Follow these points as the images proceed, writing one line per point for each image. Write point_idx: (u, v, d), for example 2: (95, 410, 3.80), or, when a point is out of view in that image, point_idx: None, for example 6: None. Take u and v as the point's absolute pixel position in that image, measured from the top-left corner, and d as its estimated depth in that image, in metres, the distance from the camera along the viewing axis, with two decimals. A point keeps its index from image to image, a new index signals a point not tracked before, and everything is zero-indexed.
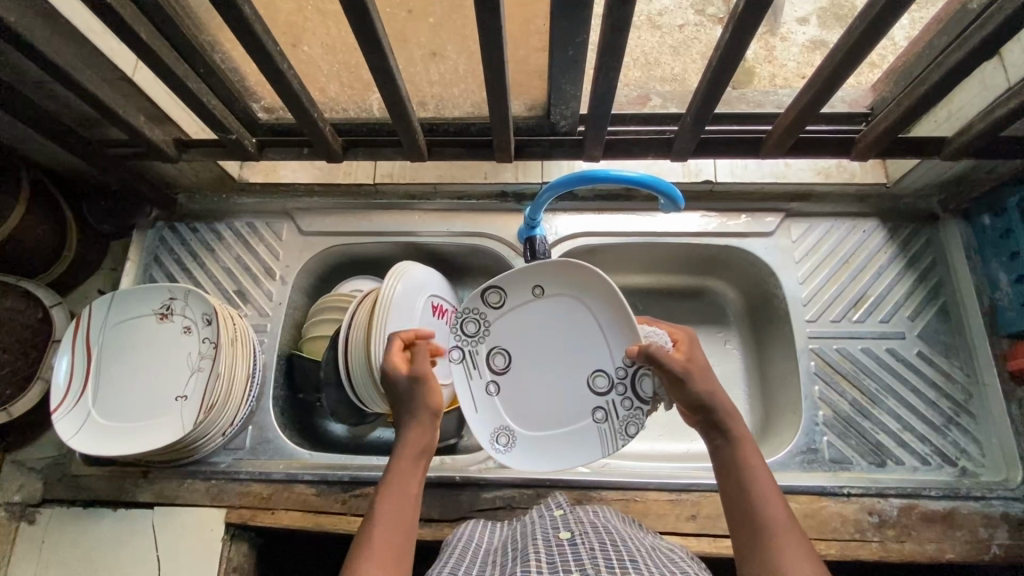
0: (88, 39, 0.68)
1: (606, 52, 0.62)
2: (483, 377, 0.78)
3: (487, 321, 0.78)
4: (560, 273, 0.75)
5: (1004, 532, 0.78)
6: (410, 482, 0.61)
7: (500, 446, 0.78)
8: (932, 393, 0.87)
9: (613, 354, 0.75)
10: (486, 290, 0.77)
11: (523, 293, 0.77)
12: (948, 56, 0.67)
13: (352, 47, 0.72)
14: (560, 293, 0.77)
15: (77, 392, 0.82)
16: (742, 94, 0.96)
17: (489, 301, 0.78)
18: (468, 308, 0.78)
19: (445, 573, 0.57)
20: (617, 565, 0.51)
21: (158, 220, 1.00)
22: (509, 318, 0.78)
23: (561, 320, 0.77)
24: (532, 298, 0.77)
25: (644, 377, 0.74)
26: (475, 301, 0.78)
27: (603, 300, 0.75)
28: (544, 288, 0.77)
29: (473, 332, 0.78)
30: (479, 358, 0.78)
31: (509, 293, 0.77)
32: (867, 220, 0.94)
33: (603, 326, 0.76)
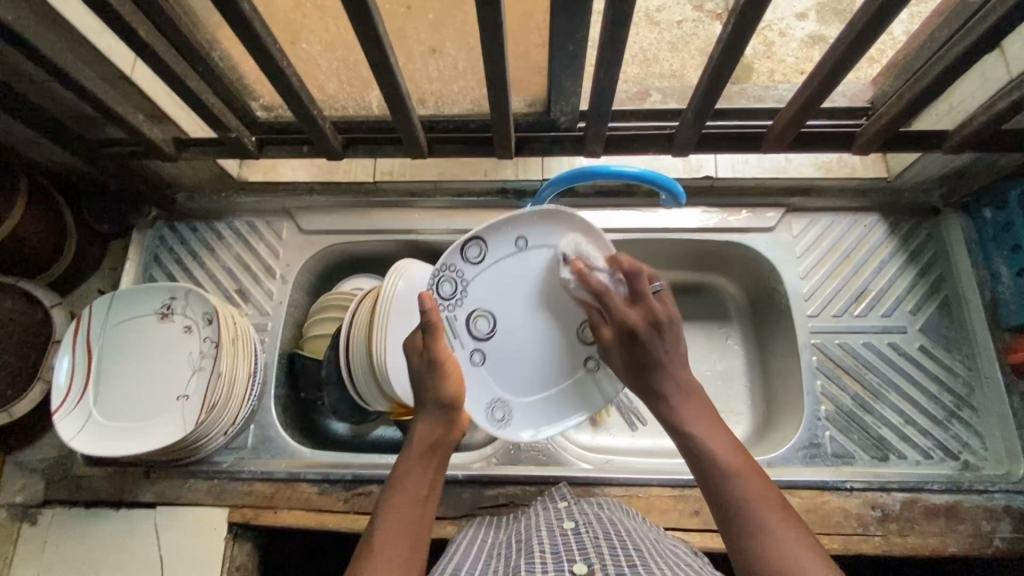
0: (85, 37, 0.68)
1: (606, 47, 0.62)
2: (466, 346, 0.75)
3: (465, 278, 0.74)
4: (549, 222, 0.74)
5: (1007, 525, 0.78)
6: (419, 480, 0.62)
7: (496, 420, 0.76)
8: (934, 386, 0.87)
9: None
10: (465, 245, 0.74)
11: (503, 245, 0.75)
12: (949, 49, 0.67)
13: (352, 44, 0.71)
14: (541, 244, 0.75)
15: (79, 391, 0.81)
16: (742, 89, 0.96)
17: (469, 257, 0.74)
18: (445, 266, 0.74)
19: (451, 567, 0.57)
20: (621, 554, 0.51)
21: (159, 220, 1.00)
22: (488, 274, 0.75)
23: (544, 273, 0.76)
24: (514, 250, 0.75)
25: None
26: (453, 258, 0.74)
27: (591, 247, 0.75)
28: (527, 239, 0.75)
29: (450, 294, 0.74)
30: (459, 324, 0.74)
31: (490, 246, 0.75)
32: (868, 215, 0.94)
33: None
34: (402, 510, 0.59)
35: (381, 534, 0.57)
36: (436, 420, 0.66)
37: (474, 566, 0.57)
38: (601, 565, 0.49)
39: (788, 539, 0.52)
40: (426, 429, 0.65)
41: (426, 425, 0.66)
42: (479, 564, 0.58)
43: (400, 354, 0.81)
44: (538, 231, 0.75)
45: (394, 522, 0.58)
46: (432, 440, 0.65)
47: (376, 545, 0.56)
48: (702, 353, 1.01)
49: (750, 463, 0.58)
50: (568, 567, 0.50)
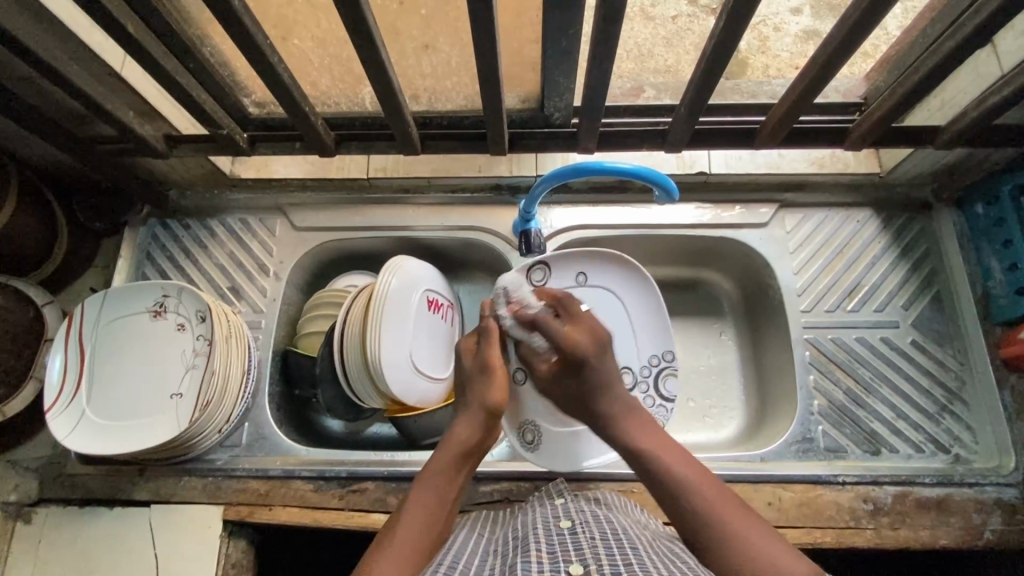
0: (75, 34, 0.67)
1: (600, 43, 0.62)
2: (513, 361, 0.81)
3: None
4: (610, 263, 0.86)
5: (997, 518, 0.79)
6: (449, 477, 0.64)
7: (525, 440, 0.82)
8: (925, 381, 0.87)
9: (639, 352, 0.85)
10: (533, 269, 0.85)
11: (565, 276, 0.86)
12: (942, 44, 0.67)
13: (343, 40, 0.71)
14: (598, 284, 0.87)
15: (71, 390, 0.81)
16: (736, 84, 0.96)
17: (531, 279, 0.85)
18: (513, 280, 0.84)
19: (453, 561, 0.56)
20: (617, 554, 0.51)
21: (151, 217, 0.99)
22: None
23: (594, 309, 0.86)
24: (573, 283, 0.86)
25: (667, 378, 0.85)
26: (521, 277, 0.84)
27: (638, 295, 0.86)
28: (587, 276, 0.86)
29: None
30: (511, 338, 0.80)
31: (551, 274, 0.86)
32: (861, 211, 0.95)
33: (634, 319, 0.86)
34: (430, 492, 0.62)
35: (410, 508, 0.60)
36: (476, 421, 0.68)
37: (471, 562, 0.57)
38: (597, 565, 0.49)
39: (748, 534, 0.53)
40: (463, 430, 0.68)
41: (466, 424, 0.68)
42: (476, 561, 0.58)
43: (394, 351, 0.81)
44: (598, 272, 0.87)
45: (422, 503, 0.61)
46: (467, 443, 0.66)
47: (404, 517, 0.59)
48: (696, 348, 1.02)
49: (707, 475, 0.61)
50: (564, 567, 0.50)
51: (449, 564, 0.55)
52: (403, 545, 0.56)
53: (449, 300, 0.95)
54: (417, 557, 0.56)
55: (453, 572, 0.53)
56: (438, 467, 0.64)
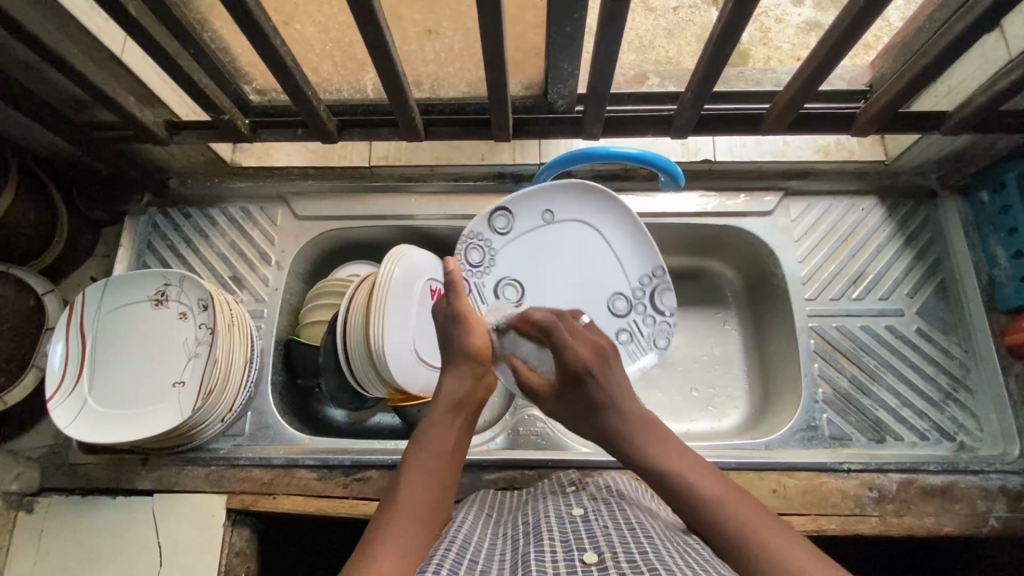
0: (75, 17, 0.66)
1: (606, 26, 0.61)
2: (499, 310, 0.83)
3: (494, 247, 0.82)
4: (575, 196, 0.82)
5: (1002, 505, 0.79)
6: (446, 437, 0.61)
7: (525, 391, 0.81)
8: (930, 368, 0.87)
9: (627, 276, 0.84)
10: (494, 215, 0.81)
11: (531, 218, 0.83)
12: (950, 27, 0.66)
13: (346, 25, 0.70)
14: (567, 218, 0.84)
15: (73, 377, 0.81)
16: (740, 73, 0.95)
17: (495, 227, 0.82)
18: (474, 233, 0.81)
19: (461, 540, 0.55)
20: (631, 541, 0.51)
21: (151, 206, 0.99)
22: (518, 241, 0.83)
23: (570, 245, 0.84)
24: (542, 222, 0.83)
25: (664, 293, 0.84)
26: (480, 226, 0.81)
27: (614, 221, 0.84)
28: (553, 212, 0.83)
29: (478, 261, 0.82)
30: (488, 290, 0.82)
31: (516, 218, 0.82)
32: (866, 198, 0.94)
33: (614, 245, 0.84)
34: (425, 462, 0.58)
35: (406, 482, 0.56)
36: (464, 373, 0.66)
37: (480, 541, 0.56)
38: (611, 553, 0.49)
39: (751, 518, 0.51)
40: (451, 386, 0.65)
41: (454, 378, 0.65)
42: (485, 542, 0.57)
43: (397, 340, 0.81)
44: (564, 207, 0.83)
45: (421, 473, 0.57)
46: (457, 398, 0.64)
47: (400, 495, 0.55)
48: (699, 338, 1.02)
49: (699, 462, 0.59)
50: (578, 556, 0.49)
51: (458, 542, 0.54)
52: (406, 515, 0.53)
53: None
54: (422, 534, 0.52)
55: (463, 554, 0.52)
56: (434, 431, 0.61)
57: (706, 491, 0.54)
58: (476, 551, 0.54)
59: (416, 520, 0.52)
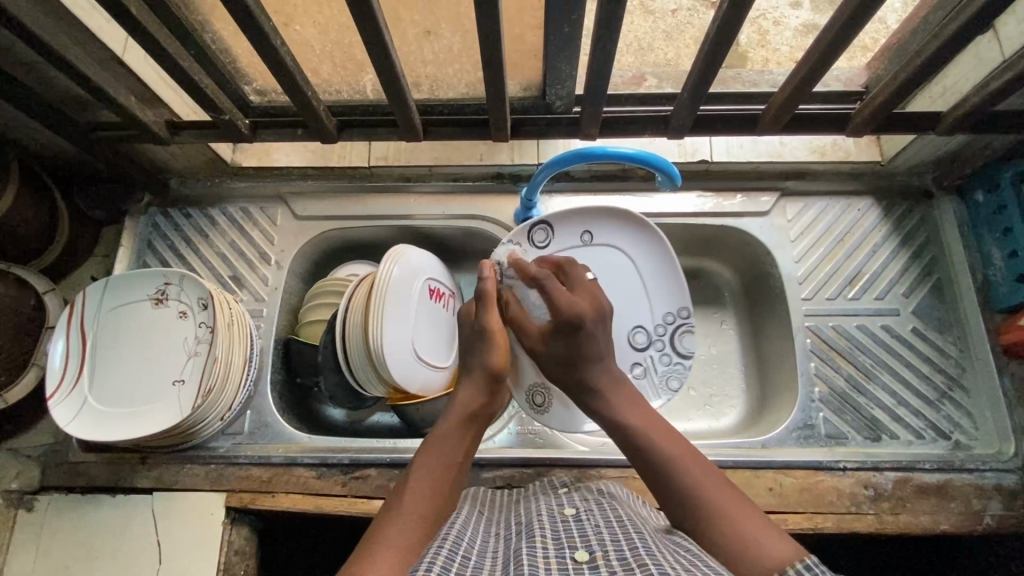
0: (76, 17, 0.67)
1: (602, 27, 0.62)
2: None
3: (529, 259, 0.83)
4: (615, 224, 0.84)
5: (997, 504, 0.79)
6: (458, 445, 0.63)
7: (534, 404, 0.83)
8: (926, 367, 0.88)
9: (652, 312, 0.85)
10: (535, 229, 0.83)
11: (571, 238, 0.84)
12: (944, 28, 0.67)
13: (345, 26, 0.71)
14: (605, 243, 0.85)
15: (73, 376, 0.81)
16: (737, 74, 0.96)
17: (534, 240, 0.84)
18: (514, 242, 0.83)
19: (451, 536, 0.55)
20: (622, 539, 0.51)
21: (152, 206, 0.99)
22: (552, 259, 0.84)
23: (604, 271, 0.85)
24: (580, 243, 0.85)
25: (685, 335, 0.84)
26: (523, 238, 0.83)
27: (647, 256, 0.84)
28: (592, 234, 0.84)
29: None
30: None
31: (555, 234, 0.84)
32: (862, 199, 0.95)
33: (644, 278, 0.85)
34: (432, 468, 0.59)
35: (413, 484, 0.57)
36: (481, 387, 0.68)
37: (473, 538, 0.57)
38: (603, 551, 0.49)
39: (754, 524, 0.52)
40: (466, 398, 0.67)
41: (471, 391, 0.68)
42: (477, 539, 0.57)
43: (396, 339, 0.81)
44: (605, 232, 0.85)
45: (428, 478, 0.58)
46: (470, 410, 0.66)
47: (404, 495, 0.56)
48: (696, 337, 1.02)
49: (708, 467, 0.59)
50: (570, 554, 0.49)
51: (451, 537, 0.54)
52: (412, 511, 0.54)
53: (450, 289, 0.95)
54: (423, 530, 0.53)
55: (457, 550, 0.52)
56: (444, 440, 0.63)
57: (712, 500, 0.55)
58: (468, 547, 0.54)
59: (419, 517, 0.54)
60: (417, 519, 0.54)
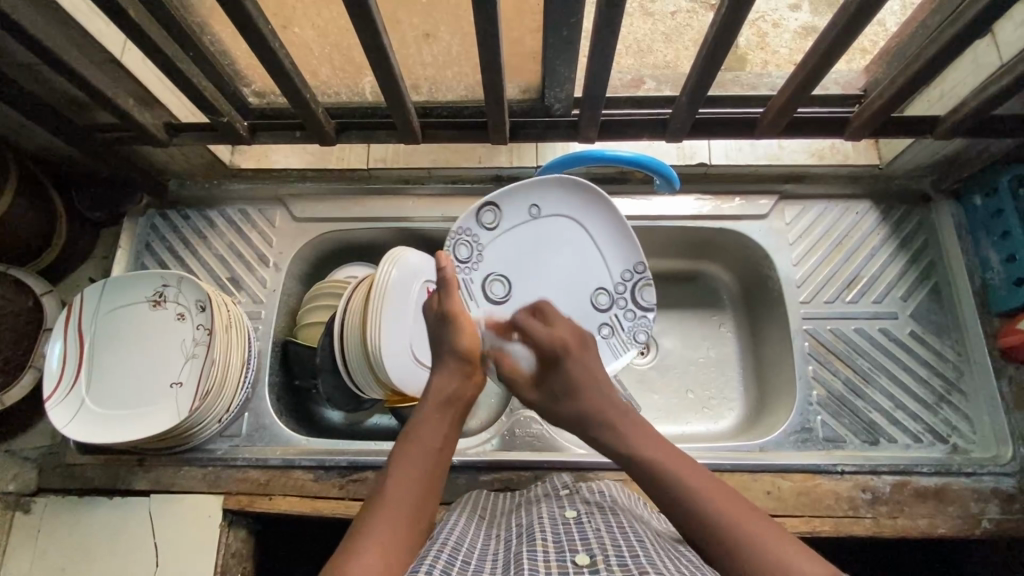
0: (75, 19, 0.66)
1: (601, 30, 0.62)
2: (483, 305, 0.80)
3: (481, 242, 0.80)
4: (560, 193, 0.81)
5: (995, 507, 0.80)
6: (434, 431, 0.60)
7: None
8: (924, 370, 0.88)
9: (609, 270, 0.83)
10: (481, 210, 0.80)
11: (518, 214, 0.81)
12: (942, 33, 0.67)
13: (344, 29, 0.71)
14: (554, 214, 0.82)
15: (71, 378, 0.81)
16: (736, 77, 0.96)
17: (482, 223, 0.80)
18: (463, 229, 0.79)
19: (451, 541, 0.55)
20: (624, 544, 0.51)
21: (150, 207, 0.99)
22: (504, 238, 0.81)
23: (555, 241, 0.83)
24: (529, 218, 0.82)
25: (644, 288, 0.84)
26: (470, 222, 0.79)
27: (599, 220, 0.83)
28: (541, 208, 0.82)
29: (467, 256, 0.80)
30: (476, 285, 0.80)
31: (503, 213, 0.81)
32: (859, 202, 0.95)
33: (598, 241, 0.83)
34: (412, 464, 0.57)
35: (392, 483, 0.55)
36: (452, 372, 0.66)
37: (474, 543, 0.57)
38: (603, 554, 0.49)
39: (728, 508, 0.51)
40: (439, 384, 0.65)
41: (445, 375, 0.66)
42: (477, 542, 0.57)
43: (394, 342, 0.81)
44: (551, 202, 0.82)
45: (407, 473, 0.56)
46: (445, 395, 0.64)
47: (384, 495, 0.54)
48: (694, 340, 1.02)
49: (676, 452, 0.59)
50: (570, 557, 0.49)
51: (450, 542, 0.54)
52: (391, 514, 0.52)
53: None
54: (407, 532, 0.51)
55: (456, 556, 0.52)
56: (421, 429, 0.60)
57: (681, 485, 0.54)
58: (467, 551, 0.54)
59: (402, 520, 0.52)
60: (398, 521, 0.52)
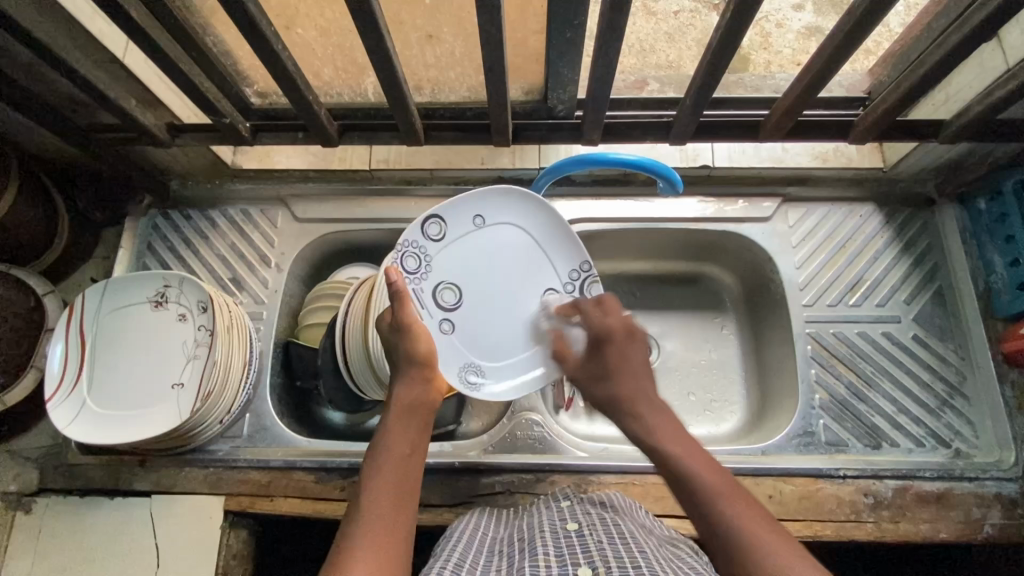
0: (76, 20, 0.66)
1: (606, 32, 0.61)
2: (435, 316, 0.74)
3: (428, 254, 0.73)
4: (504, 199, 0.77)
5: (997, 512, 0.79)
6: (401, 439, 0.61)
7: (471, 383, 0.75)
8: (926, 375, 0.88)
9: (555, 270, 0.80)
10: (427, 222, 0.73)
11: (462, 223, 0.75)
12: (949, 37, 0.66)
13: (347, 30, 0.71)
14: (499, 221, 0.77)
15: (72, 378, 0.81)
16: (740, 78, 0.96)
17: (430, 234, 0.73)
18: (408, 242, 0.72)
19: (453, 561, 0.55)
20: (625, 556, 0.51)
21: (152, 207, 0.99)
22: (452, 249, 0.75)
23: (501, 248, 0.77)
24: (474, 228, 0.76)
25: (591, 285, 0.80)
26: (417, 235, 0.72)
27: (545, 223, 0.78)
28: (485, 216, 0.76)
29: (415, 268, 0.72)
30: (426, 296, 0.73)
31: (449, 224, 0.75)
32: (863, 205, 0.95)
33: (542, 245, 0.79)
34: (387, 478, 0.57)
35: (369, 496, 0.56)
36: (417, 379, 0.65)
37: (476, 560, 0.57)
38: (605, 568, 0.49)
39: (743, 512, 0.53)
40: (405, 391, 0.65)
41: (408, 384, 0.65)
42: (480, 558, 0.57)
43: None
44: (496, 209, 0.77)
45: (381, 488, 0.56)
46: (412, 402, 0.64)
47: (363, 510, 0.55)
48: (697, 343, 1.02)
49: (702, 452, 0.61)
50: (573, 571, 0.49)
51: (452, 562, 0.54)
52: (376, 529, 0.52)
53: None
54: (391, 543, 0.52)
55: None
56: (389, 440, 0.61)
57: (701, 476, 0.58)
58: (471, 569, 0.54)
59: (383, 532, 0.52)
60: (383, 537, 0.52)
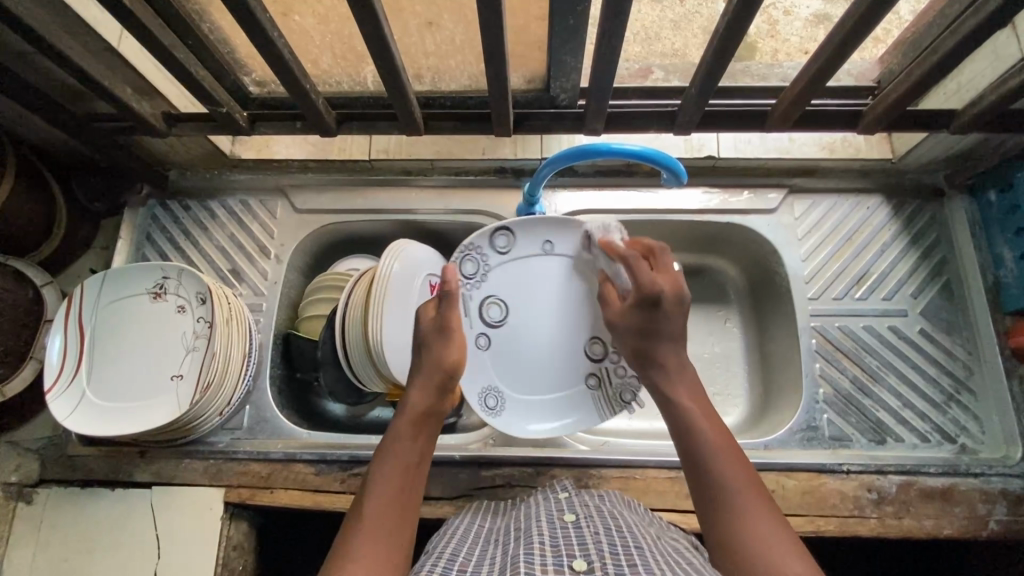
0: (68, 6, 0.65)
1: (608, 20, 0.60)
2: (474, 327, 0.79)
3: (488, 263, 0.79)
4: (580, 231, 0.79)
5: (1002, 508, 0.78)
6: (411, 447, 0.59)
7: (488, 408, 0.79)
8: (933, 369, 0.86)
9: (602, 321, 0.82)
10: (497, 233, 0.79)
11: (531, 246, 0.80)
12: (962, 24, 0.64)
13: (345, 17, 0.69)
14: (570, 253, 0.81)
15: (71, 370, 0.80)
16: (746, 67, 0.92)
17: (495, 246, 0.79)
18: (473, 246, 0.78)
19: (447, 551, 0.54)
20: (621, 550, 0.50)
21: (151, 198, 0.98)
22: (510, 267, 0.80)
23: (558, 281, 0.81)
24: (540, 252, 0.80)
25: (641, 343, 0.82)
26: (482, 241, 0.78)
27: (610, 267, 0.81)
28: (554, 244, 0.80)
29: (472, 273, 0.79)
30: (473, 303, 0.79)
31: (517, 240, 0.80)
32: (871, 197, 0.93)
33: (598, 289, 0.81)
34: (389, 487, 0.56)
35: (373, 503, 0.55)
36: (431, 387, 0.63)
37: (472, 550, 0.56)
38: (600, 562, 0.48)
39: (734, 472, 0.55)
40: (417, 397, 0.63)
41: (422, 389, 0.63)
42: (475, 549, 0.57)
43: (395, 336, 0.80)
44: (565, 241, 0.80)
45: (385, 498, 0.55)
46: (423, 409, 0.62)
47: (366, 518, 0.54)
48: (701, 336, 1.01)
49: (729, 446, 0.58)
50: (567, 562, 0.48)
51: (447, 554, 0.54)
52: (375, 539, 0.52)
53: None
54: (392, 552, 0.52)
55: (453, 567, 0.51)
56: (396, 448, 0.59)
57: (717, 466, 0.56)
58: (465, 560, 0.53)
59: (380, 541, 0.52)
60: (384, 547, 0.52)
